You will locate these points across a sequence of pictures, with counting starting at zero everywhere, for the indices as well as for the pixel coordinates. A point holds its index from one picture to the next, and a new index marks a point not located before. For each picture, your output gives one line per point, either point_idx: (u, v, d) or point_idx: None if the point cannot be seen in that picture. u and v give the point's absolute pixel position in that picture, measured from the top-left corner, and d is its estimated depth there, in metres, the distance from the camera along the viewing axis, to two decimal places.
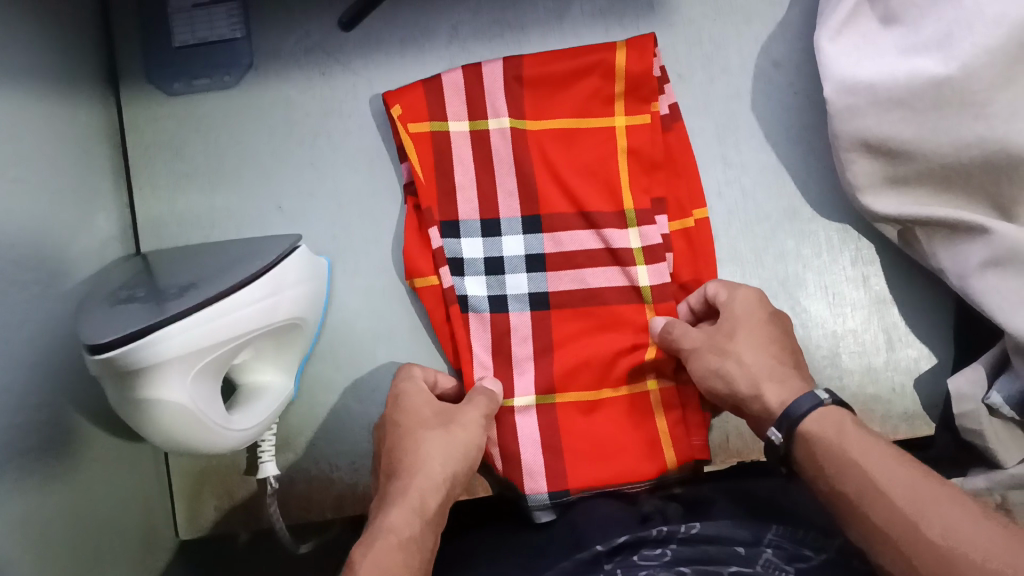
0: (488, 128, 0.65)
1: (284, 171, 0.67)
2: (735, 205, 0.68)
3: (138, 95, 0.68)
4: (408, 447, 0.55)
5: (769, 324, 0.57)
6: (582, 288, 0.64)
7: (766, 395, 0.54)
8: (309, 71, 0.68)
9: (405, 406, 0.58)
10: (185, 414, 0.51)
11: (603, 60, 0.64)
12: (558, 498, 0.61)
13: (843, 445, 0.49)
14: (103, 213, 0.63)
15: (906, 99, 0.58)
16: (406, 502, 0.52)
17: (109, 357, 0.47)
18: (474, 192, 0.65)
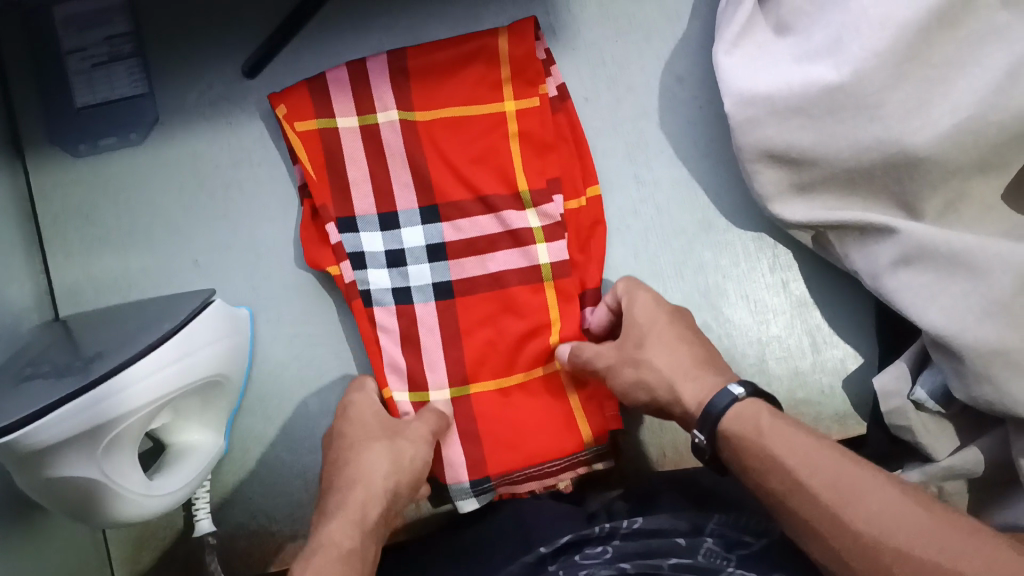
0: (378, 121, 0.65)
1: (197, 225, 0.67)
2: (651, 223, 0.68)
3: (44, 160, 0.67)
4: (349, 463, 0.58)
5: (675, 326, 0.57)
6: (483, 272, 0.65)
7: (683, 395, 0.53)
8: (215, 122, 0.67)
9: (348, 423, 0.61)
10: (94, 489, 0.49)
11: (486, 46, 0.66)
12: (479, 484, 0.64)
13: (762, 431, 0.49)
14: (16, 284, 0.63)
15: (803, 107, 0.59)
16: (346, 514, 0.54)
17: (2, 442, 0.45)
18: (368, 185, 0.65)
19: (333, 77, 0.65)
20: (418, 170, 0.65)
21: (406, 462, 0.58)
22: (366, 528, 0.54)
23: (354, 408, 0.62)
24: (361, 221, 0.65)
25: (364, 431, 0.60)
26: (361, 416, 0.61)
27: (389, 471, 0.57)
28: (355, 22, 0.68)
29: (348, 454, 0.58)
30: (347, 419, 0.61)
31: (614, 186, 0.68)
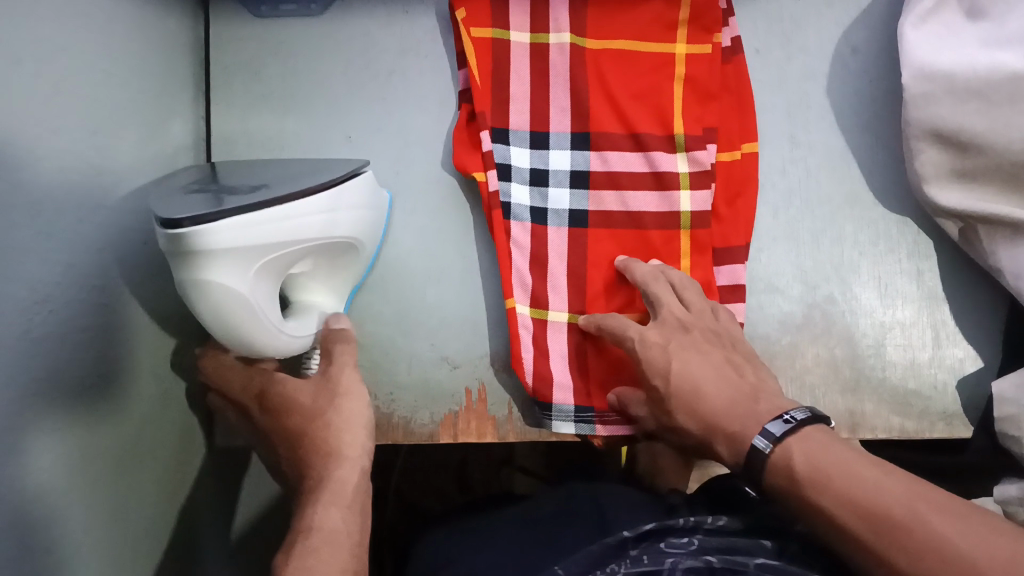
0: (548, 43, 0.66)
1: (355, 103, 0.69)
2: (797, 184, 0.68)
3: (226, 13, 0.69)
4: (311, 439, 0.59)
5: (691, 356, 0.57)
6: (623, 209, 0.65)
7: (720, 448, 0.54)
8: (393, 10, 0.70)
9: (229, 370, 0.62)
10: (242, 307, 0.52)
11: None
12: (584, 413, 0.63)
13: (798, 478, 0.49)
14: (179, 122, 0.65)
15: (982, 90, 0.58)
16: (329, 500, 0.55)
17: (178, 234, 0.47)
18: (527, 104, 0.66)
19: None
20: (578, 97, 0.66)
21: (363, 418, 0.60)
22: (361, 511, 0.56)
23: (233, 368, 0.62)
24: (513, 135, 0.66)
25: (261, 369, 0.62)
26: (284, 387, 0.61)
27: (353, 434, 0.59)
28: None
29: (297, 414, 0.60)
30: (274, 379, 0.61)
31: (767, 142, 0.68)
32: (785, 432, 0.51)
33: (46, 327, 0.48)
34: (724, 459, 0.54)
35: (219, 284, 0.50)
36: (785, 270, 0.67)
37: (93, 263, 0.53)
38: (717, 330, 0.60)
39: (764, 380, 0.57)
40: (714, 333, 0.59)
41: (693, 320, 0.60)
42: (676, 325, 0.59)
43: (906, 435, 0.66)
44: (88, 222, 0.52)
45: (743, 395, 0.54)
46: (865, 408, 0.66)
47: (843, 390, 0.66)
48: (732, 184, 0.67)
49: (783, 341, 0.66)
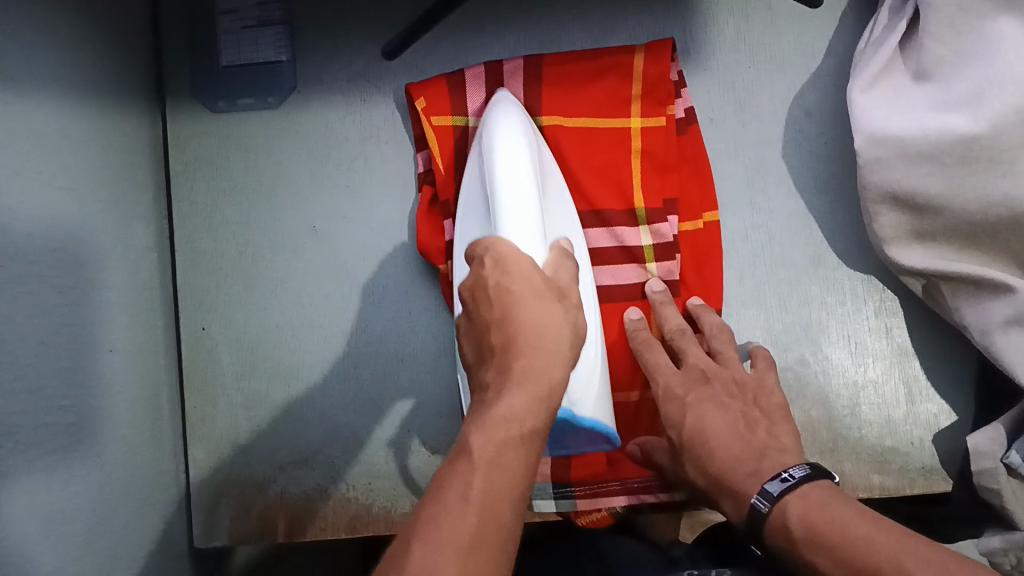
0: None
1: (317, 192, 0.69)
2: (761, 249, 0.68)
3: (183, 112, 0.70)
4: (530, 382, 0.44)
5: (706, 410, 0.59)
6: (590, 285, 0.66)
7: (726, 508, 0.56)
8: (351, 97, 0.70)
9: (505, 283, 0.47)
10: (511, 167, 0.54)
11: (622, 63, 0.67)
12: (560, 488, 0.66)
13: (795, 538, 0.49)
14: (142, 225, 0.65)
15: (934, 154, 0.59)
16: (493, 424, 0.42)
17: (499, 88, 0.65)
18: None
19: (472, 75, 0.67)
20: None
21: (565, 352, 0.46)
22: (552, 403, 0.44)
23: (513, 291, 0.47)
24: None
25: (530, 299, 0.47)
26: (538, 335, 0.45)
27: (556, 345, 0.46)
28: (498, 18, 0.70)
29: (504, 341, 0.46)
30: (517, 312, 0.46)
31: (729, 209, 0.68)
32: (783, 489, 0.51)
33: (18, 456, 0.47)
34: (730, 516, 0.56)
35: (514, 114, 0.60)
36: (754, 334, 0.68)
37: (61, 385, 0.52)
38: (743, 380, 0.61)
39: (777, 436, 0.58)
40: (735, 386, 0.61)
41: (716, 372, 0.61)
42: (698, 377, 0.61)
43: (887, 493, 0.66)
44: (54, 341, 0.52)
45: (750, 452, 0.56)
46: (845, 468, 0.67)
47: (822, 451, 0.67)
48: (698, 253, 0.67)
49: None
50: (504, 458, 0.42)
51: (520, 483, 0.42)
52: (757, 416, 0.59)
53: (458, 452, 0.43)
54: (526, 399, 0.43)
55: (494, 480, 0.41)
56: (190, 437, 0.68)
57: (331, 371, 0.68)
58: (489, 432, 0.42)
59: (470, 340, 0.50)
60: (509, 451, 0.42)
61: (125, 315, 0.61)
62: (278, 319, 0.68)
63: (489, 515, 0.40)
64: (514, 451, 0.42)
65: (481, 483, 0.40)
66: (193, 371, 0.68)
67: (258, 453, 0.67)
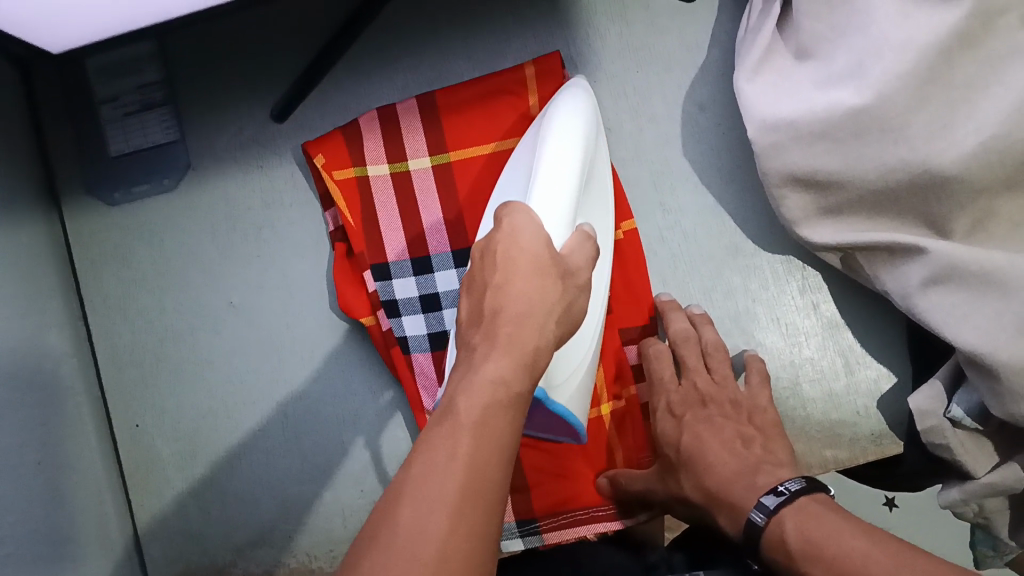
0: (409, 169, 0.68)
1: (229, 267, 0.68)
2: (679, 248, 0.68)
3: (83, 210, 0.69)
4: (518, 310, 0.44)
5: (702, 429, 0.61)
6: None
7: (720, 519, 0.57)
8: (247, 165, 0.69)
9: (512, 251, 0.47)
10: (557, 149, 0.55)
11: (517, 86, 0.67)
12: (527, 525, 0.66)
13: (794, 555, 0.50)
14: (56, 331, 0.64)
15: (827, 131, 0.60)
16: (478, 376, 0.42)
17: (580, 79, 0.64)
18: (401, 233, 0.67)
19: (365, 123, 0.68)
20: (451, 216, 0.67)
21: (552, 330, 0.45)
22: (538, 368, 0.43)
23: (517, 260, 0.46)
24: (394, 267, 0.66)
25: (529, 268, 0.46)
26: (528, 310, 0.44)
27: (542, 303, 0.45)
28: (381, 63, 0.70)
29: (493, 307, 0.45)
30: (512, 283, 0.45)
31: (641, 214, 0.69)
32: (779, 503, 0.53)
33: None
34: (725, 530, 0.57)
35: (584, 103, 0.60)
36: None
37: None
38: (737, 400, 0.64)
39: (772, 451, 0.59)
40: (730, 407, 0.63)
41: (712, 393, 0.64)
42: (696, 399, 0.64)
43: (842, 465, 0.67)
44: None
45: (743, 469, 0.58)
46: (797, 448, 0.68)
47: None
48: (625, 263, 0.67)
49: None
50: (491, 420, 0.40)
51: (508, 449, 0.41)
52: (754, 431, 0.61)
53: (445, 412, 0.42)
54: (512, 364, 0.42)
55: (479, 445, 0.40)
56: (142, 534, 0.67)
57: (274, 444, 0.67)
58: (476, 394, 0.41)
59: (467, 302, 0.48)
60: (494, 412, 0.41)
61: (53, 431, 0.60)
62: (212, 400, 0.67)
63: (477, 488, 0.39)
64: (501, 414, 0.41)
65: (468, 447, 0.39)
66: (134, 468, 0.67)
67: (213, 539, 0.66)
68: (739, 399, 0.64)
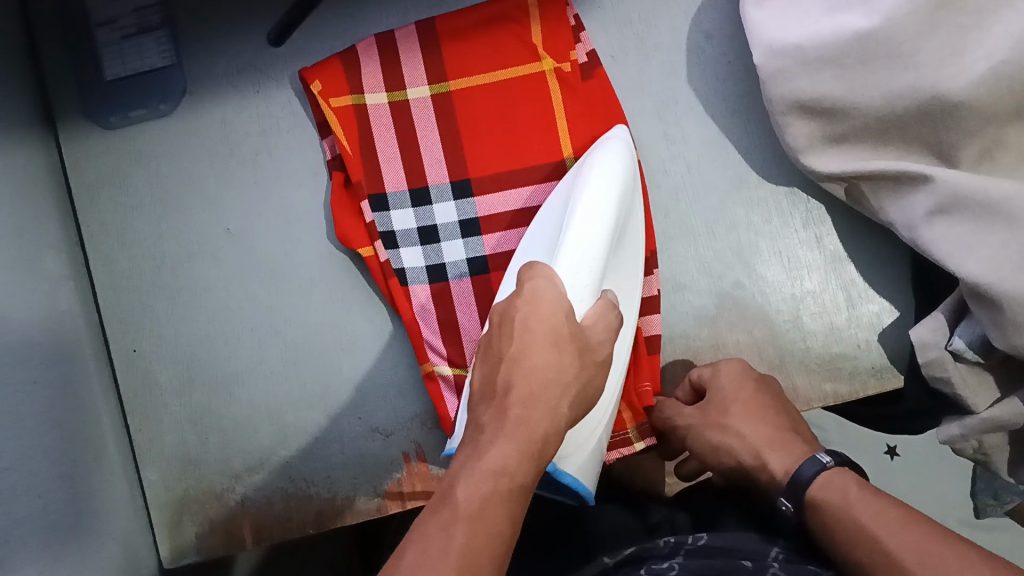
0: (407, 98, 0.67)
1: (227, 193, 0.67)
2: (683, 179, 0.67)
3: (78, 134, 0.68)
4: (528, 400, 0.46)
5: (757, 403, 0.61)
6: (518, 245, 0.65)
7: (770, 464, 0.58)
8: (245, 91, 0.68)
9: (530, 320, 0.49)
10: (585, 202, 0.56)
11: (519, 16, 0.67)
12: None
13: (851, 496, 0.52)
14: (53, 254, 0.63)
15: (834, 57, 0.59)
16: (480, 469, 0.44)
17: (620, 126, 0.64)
18: (400, 161, 0.66)
19: (364, 50, 0.67)
20: (451, 146, 0.66)
21: (559, 417, 0.47)
22: (541, 460, 0.45)
23: (533, 333, 0.49)
24: (392, 197, 0.66)
25: (545, 346, 0.48)
26: (544, 382, 0.47)
27: (556, 394, 0.47)
28: None
29: (506, 383, 0.47)
30: (527, 356, 0.48)
31: (645, 144, 0.68)
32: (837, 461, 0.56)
33: None
34: (773, 476, 0.58)
35: (615, 152, 0.60)
36: (688, 265, 0.67)
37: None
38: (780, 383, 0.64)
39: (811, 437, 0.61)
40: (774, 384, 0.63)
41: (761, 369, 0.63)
42: (750, 377, 0.62)
43: (842, 399, 0.67)
44: None
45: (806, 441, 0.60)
46: (797, 383, 0.67)
47: (771, 369, 0.67)
48: None
49: (703, 335, 0.67)
50: (487, 511, 0.42)
51: (504, 542, 0.42)
52: (795, 419, 0.62)
53: (443, 500, 0.43)
54: (516, 457, 0.44)
55: (475, 531, 0.41)
56: (141, 459, 0.67)
57: (273, 372, 0.67)
58: (473, 486, 0.43)
59: (480, 369, 0.50)
60: (491, 504, 0.43)
61: (49, 351, 0.59)
62: (210, 327, 0.67)
63: (474, 573, 0.40)
64: (497, 506, 0.43)
65: (463, 538, 0.41)
66: (132, 394, 0.67)
67: (211, 465, 0.66)
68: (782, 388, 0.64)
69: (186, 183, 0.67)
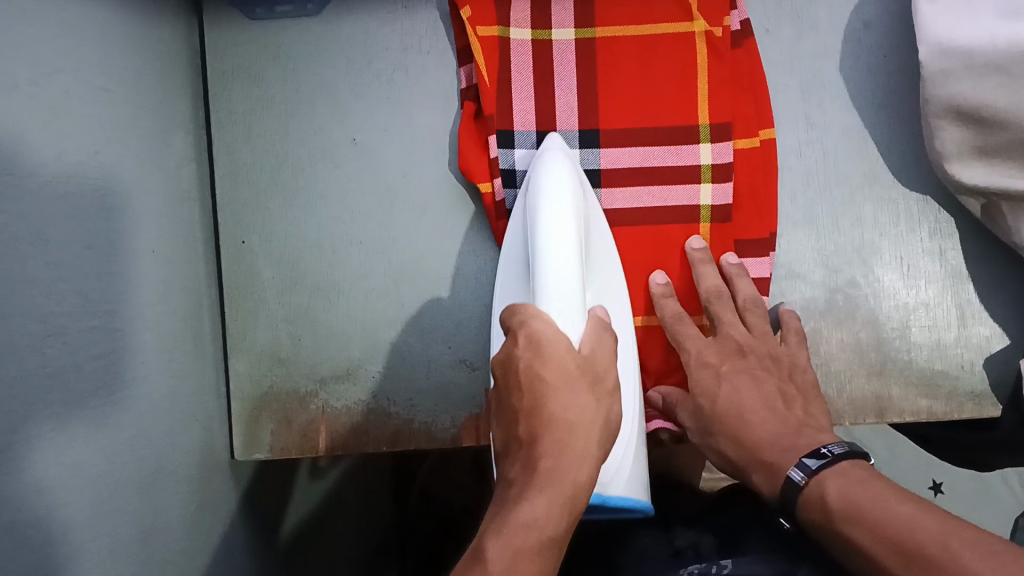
0: (550, 38, 0.65)
1: (358, 103, 0.67)
2: (816, 165, 0.66)
3: (220, 19, 0.68)
4: (549, 443, 0.45)
5: (740, 385, 0.60)
6: (640, 205, 0.65)
7: (756, 481, 0.57)
8: (392, 4, 0.68)
9: (537, 368, 0.47)
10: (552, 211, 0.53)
11: None
12: None
13: (831, 510, 0.50)
14: (181, 133, 0.64)
15: (1004, 65, 0.56)
16: (509, 528, 0.42)
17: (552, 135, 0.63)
18: (533, 100, 0.65)
19: None
20: (587, 94, 0.65)
21: (590, 458, 0.45)
22: (577, 507, 0.44)
23: (545, 378, 0.47)
24: (519, 135, 0.65)
25: (561, 390, 0.46)
26: (568, 426, 0.45)
27: (588, 438, 0.46)
28: None
29: (531, 436, 0.46)
30: (547, 404, 0.46)
31: (784, 124, 0.66)
32: (821, 464, 0.52)
33: (57, 360, 0.46)
34: (760, 489, 0.57)
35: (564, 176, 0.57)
36: (805, 254, 0.66)
37: (103, 288, 0.51)
38: (777, 355, 0.62)
39: (813, 416, 0.59)
40: (771, 360, 0.61)
41: (751, 344, 0.62)
42: (733, 348, 0.62)
43: (935, 417, 0.65)
44: (96, 245, 0.51)
45: (786, 428, 0.57)
46: (893, 392, 0.65)
47: (869, 374, 0.66)
48: (754, 172, 0.65)
49: (807, 327, 0.66)
50: (519, 567, 0.41)
51: None
52: (793, 395, 0.60)
53: (473, 559, 0.42)
54: (547, 505, 0.43)
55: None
56: (231, 350, 0.68)
57: (372, 287, 0.67)
58: (507, 541, 0.42)
59: (500, 429, 0.49)
60: (523, 560, 0.41)
61: (164, 225, 0.60)
62: (319, 232, 0.67)
63: None
64: (528, 561, 0.41)
65: None
66: (233, 284, 0.68)
67: (300, 366, 0.67)
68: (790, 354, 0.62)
69: (317, 85, 0.67)
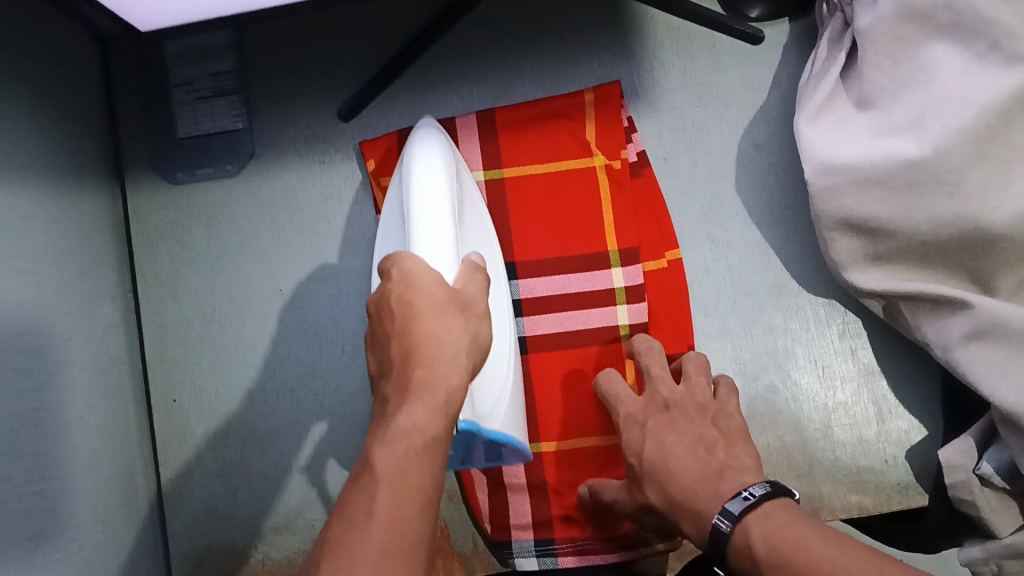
0: None
1: (281, 256, 0.69)
2: (724, 281, 0.69)
3: (144, 188, 0.71)
4: (422, 345, 0.44)
5: (664, 434, 0.59)
6: (560, 331, 0.67)
7: (688, 531, 0.54)
8: (309, 160, 0.70)
9: (407, 297, 0.46)
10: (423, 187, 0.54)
11: (574, 112, 0.69)
12: (543, 545, 0.66)
13: (758, 558, 0.47)
14: (108, 301, 0.65)
15: (882, 179, 0.60)
16: (393, 428, 0.42)
17: (426, 119, 0.64)
18: None
19: None
20: (501, 230, 0.68)
21: (461, 359, 0.44)
22: (452, 413, 0.43)
23: (415, 303, 0.45)
24: None
25: (430, 312, 0.45)
26: (437, 346, 0.44)
27: (456, 347, 0.44)
28: (448, 74, 0.72)
29: (404, 354, 0.44)
30: (418, 325, 0.45)
31: (690, 243, 0.70)
32: (744, 509, 0.50)
33: None
34: (694, 538, 0.54)
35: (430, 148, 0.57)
36: (723, 365, 0.69)
37: (31, 471, 0.51)
38: (705, 403, 0.61)
39: (735, 456, 0.56)
40: (696, 409, 0.61)
41: (679, 398, 0.61)
42: (659, 404, 0.61)
43: (866, 511, 0.67)
44: (23, 426, 0.51)
45: (707, 470, 0.55)
46: (823, 491, 0.67)
47: (798, 476, 0.68)
48: (666, 291, 0.68)
49: None
50: (409, 471, 0.41)
51: (429, 493, 0.41)
52: (722, 438, 0.58)
53: (364, 467, 0.42)
54: (426, 410, 0.42)
55: (401, 498, 0.40)
56: (167, 511, 0.67)
57: (307, 434, 0.67)
58: (391, 445, 0.41)
59: (376, 357, 0.48)
60: (412, 463, 0.41)
61: (94, 393, 0.61)
62: (251, 385, 0.68)
63: (400, 540, 0.39)
64: (418, 462, 0.41)
65: (388, 505, 0.40)
66: (168, 443, 0.68)
67: (238, 520, 0.67)
68: (715, 403, 0.61)
69: (239, 242, 0.70)
